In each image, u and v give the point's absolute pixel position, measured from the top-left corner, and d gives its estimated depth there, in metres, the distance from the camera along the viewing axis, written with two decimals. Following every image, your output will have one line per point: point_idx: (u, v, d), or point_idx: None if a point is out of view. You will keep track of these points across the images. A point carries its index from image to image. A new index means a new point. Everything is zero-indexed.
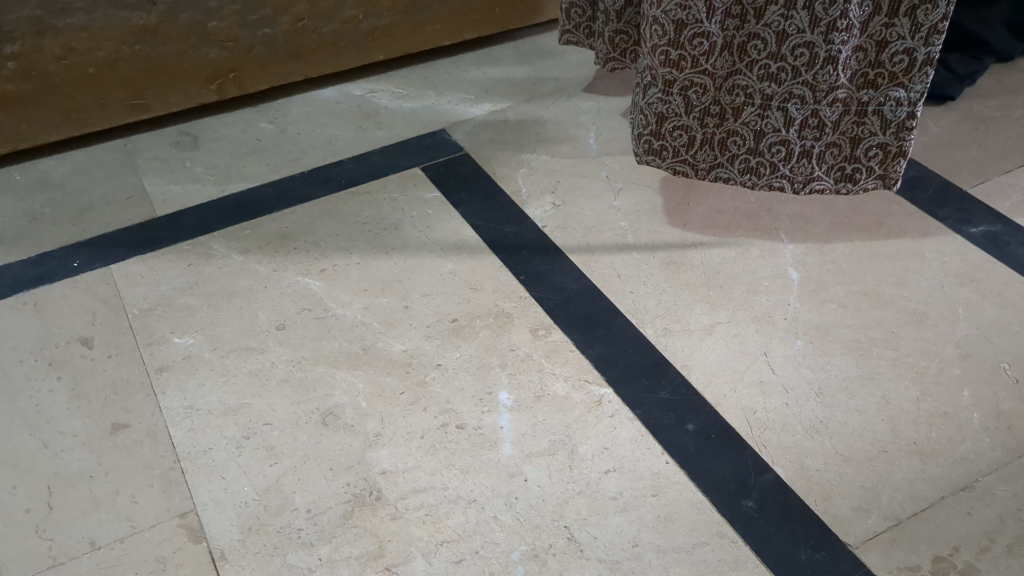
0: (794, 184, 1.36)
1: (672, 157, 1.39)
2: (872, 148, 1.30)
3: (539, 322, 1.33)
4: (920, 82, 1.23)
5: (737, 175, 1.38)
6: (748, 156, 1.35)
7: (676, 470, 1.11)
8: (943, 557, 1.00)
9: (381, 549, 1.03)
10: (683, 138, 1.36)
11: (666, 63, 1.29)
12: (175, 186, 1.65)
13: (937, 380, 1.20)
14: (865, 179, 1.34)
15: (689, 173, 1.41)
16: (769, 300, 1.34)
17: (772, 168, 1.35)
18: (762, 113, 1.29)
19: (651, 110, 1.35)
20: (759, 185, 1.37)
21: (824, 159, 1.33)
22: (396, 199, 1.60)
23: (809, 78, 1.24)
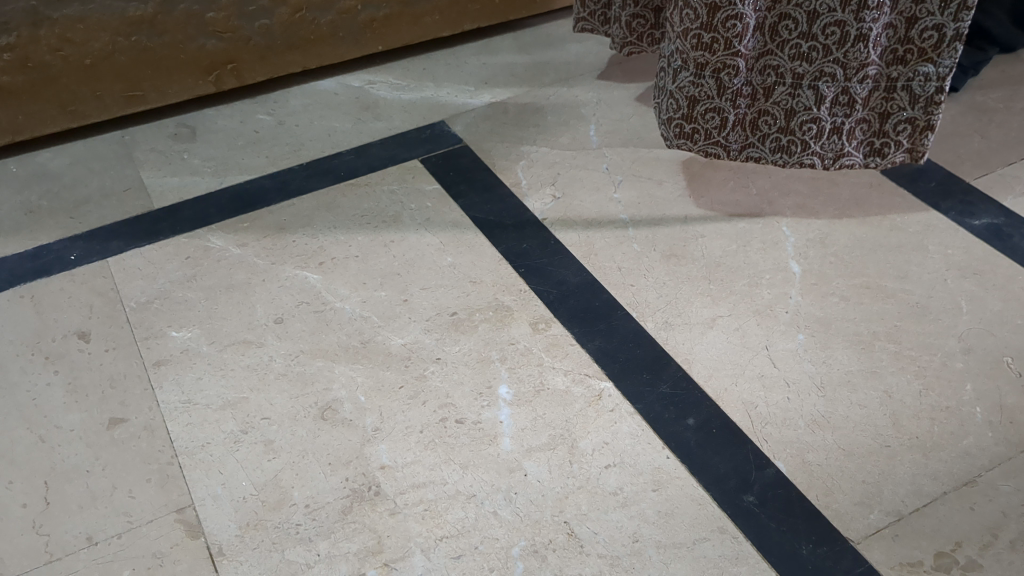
0: (824, 161, 1.35)
1: (704, 139, 1.36)
2: (902, 123, 1.30)
3: (539, 315, 1.32)
4: (949, 57, 1.21)
5: (768, 154, 1.37)
6: (779, 135, 1.34)
7: (677, 464, 1.10)
8: (945, 552, 0.99)
9: (380, 545, 1.03)
10: (715, 120, 1.33)
11: (699, 46, 1.25)
12: (173, 178, 1.64)
13: (940, 374, 1.19)
14: (894, 154, 1.34)
15: (721, 154, 1.38)
16: (771, 293, 1.33)
17: (803, 146, 1.34)
18: (793, 92, 1.29)
19: (683, 93, 1.32)
20: (790, 164, 1.37)
21: (854, 135, 1.32)
22: (395, 191, 1.59)
23: (839, 56, 1.23)
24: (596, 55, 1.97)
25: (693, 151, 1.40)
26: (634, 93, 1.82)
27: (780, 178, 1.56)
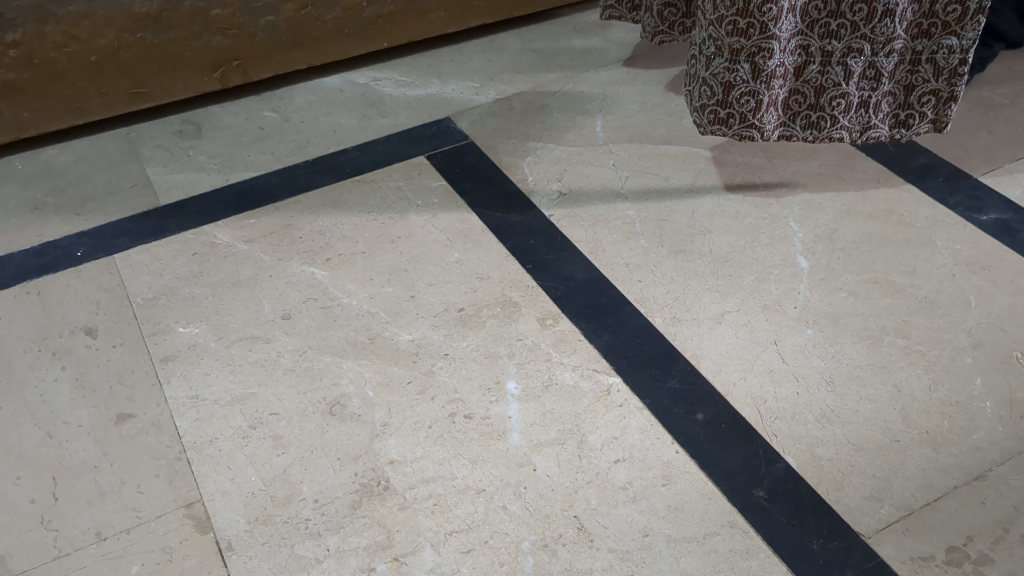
0: (852, 134, 1.37)
1: (739, 123, 1.32)
2: (926, 95, 1.31)
3: (546, 311, 1.32)
4: (973, 30, 1.23)
5: (800, 132, 1.38)
6: (809, 112, 1.35)
7: (687, 459, 1.10)
8: (956, 546, 0.99)
9: (389, 540, 1.03)
10: (751, 103, 1.29)
11: (734, 32, 1.23)
12: (178, 175, 1.64)
13: (950, 368, 1.19)
14: (919, 125, 1.35)
15: (756, 137, 1.35)
16: (779, 288, 1.33)
17: (832, 121, 1.35)
18: (823, 69, 1.30)
19: (717, 80, 1.29)
20: (820, 139, 1.38)
21: (880, 108, 1.34)
22: (401, 187, 1.58)
23: (866, 32, 1.24)
24: (601, 51, 1.96)
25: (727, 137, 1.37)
26: (640, 90, 1.82)
27: (787, 175, 1.56)
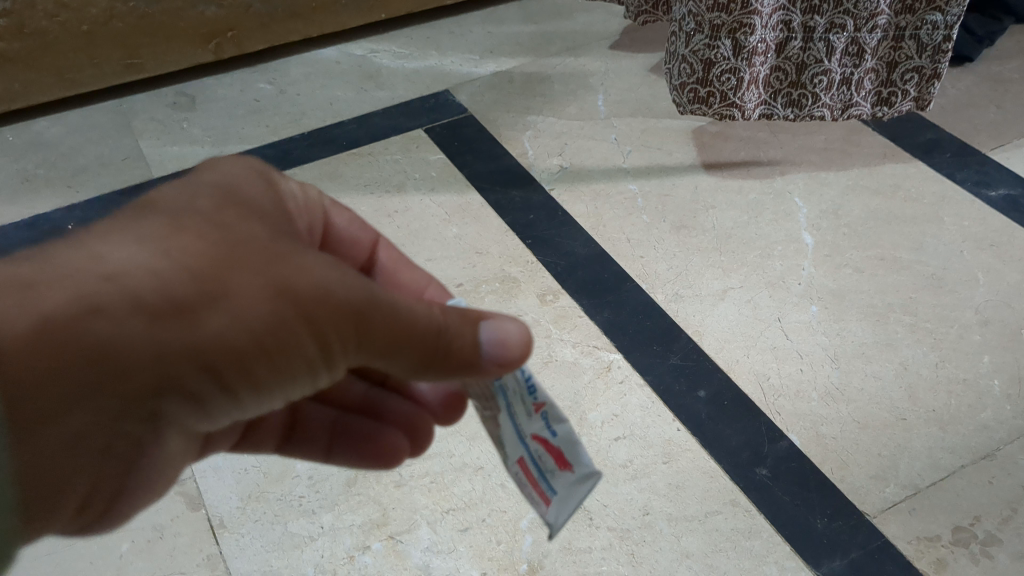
0: (833, 112, 1.35)
1: (719, 102, 1.29)
2: (909, 72, 1.31)
3: (547, 287, 1.29)
4: (957, 6, 1.21)
5: (781, 111, 1.36)
6: (790, 90, 1.33)
7: (688, 437, 1.08)
8: (963, 526, 0.97)
9: (385, 518, 1.01)
10: (732, 81, 1.26)
11: (715, 7, 1.19)
12: (172, 147, 1.61)
13: (957, 347, 1.17)
14: (901, 103, 1.35)
15: (736, 116, 1.32)
16: (783, 265, 1.31)
17: (813, 99, 1.33)
18: (804, 46, 1.27)
19: (696, 57, 1.25)
20: (800, 117, 1.36)
21: (862, 86, 1.32)
22: (399, 160, 1.55)
23: (850, 7, 1.21)
24: (604, 24, 1.93)
25: (707, 116, 1.33)
26: (643, 63, 1.79)
27: (792, 150, 1.53)
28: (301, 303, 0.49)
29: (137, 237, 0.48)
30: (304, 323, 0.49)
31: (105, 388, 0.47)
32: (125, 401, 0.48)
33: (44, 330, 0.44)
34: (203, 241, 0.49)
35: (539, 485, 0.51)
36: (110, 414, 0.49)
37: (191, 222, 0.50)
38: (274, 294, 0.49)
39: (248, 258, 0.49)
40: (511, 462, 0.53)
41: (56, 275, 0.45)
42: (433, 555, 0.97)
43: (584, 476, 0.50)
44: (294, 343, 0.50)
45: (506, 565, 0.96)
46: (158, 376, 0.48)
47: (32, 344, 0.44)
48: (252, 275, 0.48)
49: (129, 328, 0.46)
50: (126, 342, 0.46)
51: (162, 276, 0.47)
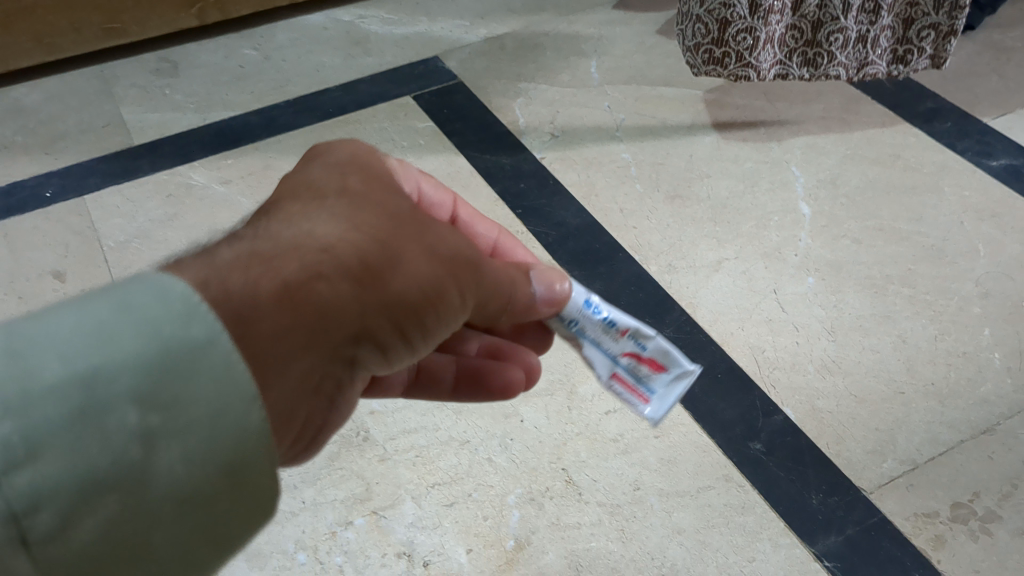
0: (849, 71, 1.32)
1: (736, 63, 1.25)
2: (925, 29, 1.28)
3: (537, 258, 1.26)
4: None
5: (796, 71, 1.33)
6: (806, 49, 1.29)
7: (681, 410, 1.05)
8: (962, 502, 0.95)
9: (368, 492, 0.98)
10: (748, 41, 1.22)
11: None
12: (154, 114, 1.57)
13: (957, 319, 1.14)
14: (917, 61, 1.32)
15: (752, 77, 1.28)
16: (779, 235, 1.27)
17: (829, 58, 1.29)
18: (821, 3, 1.23)
19: (712, 16, 1.22)
20: (816, 77, 1.32)
21: (879, 44, 1.29)
22: (386, 128, 1.51)
23: None
24: None
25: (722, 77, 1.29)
26: (638, 29, 1.74)
27: (789, 119, 1.49)
28: (447, 265, 0.55)
29: (308, 216, 0.51)
30: (451, 281, 0.55)
31: (315, 355, 0.48)
32: (323, 369, 0.50)
33: (285, 301, 0.45)
34: (368, 214, 0.53)
35: (638, 388, 0.62)
36: (311, 385, 0.50)
37: (344, 200, 0.53)
38: (431, 257, 0.54)
39: (410, 233, 0.54)
40: (605, 376, 0.63)
41: (274, 251, 0.47)
42: (418, 531, 0.94)
43: (686, 375, 0.61)
44: (448, 300, 0.55)
45: (492, 541, 0.94)
46: (352, 339, 0.51)
47: (278, 311, 0.45)
48: (415, 241, 0.53)
49: (341, 292, 0.48)
50: (335, 301, 0.48)
51: (352, 245, 0.50)
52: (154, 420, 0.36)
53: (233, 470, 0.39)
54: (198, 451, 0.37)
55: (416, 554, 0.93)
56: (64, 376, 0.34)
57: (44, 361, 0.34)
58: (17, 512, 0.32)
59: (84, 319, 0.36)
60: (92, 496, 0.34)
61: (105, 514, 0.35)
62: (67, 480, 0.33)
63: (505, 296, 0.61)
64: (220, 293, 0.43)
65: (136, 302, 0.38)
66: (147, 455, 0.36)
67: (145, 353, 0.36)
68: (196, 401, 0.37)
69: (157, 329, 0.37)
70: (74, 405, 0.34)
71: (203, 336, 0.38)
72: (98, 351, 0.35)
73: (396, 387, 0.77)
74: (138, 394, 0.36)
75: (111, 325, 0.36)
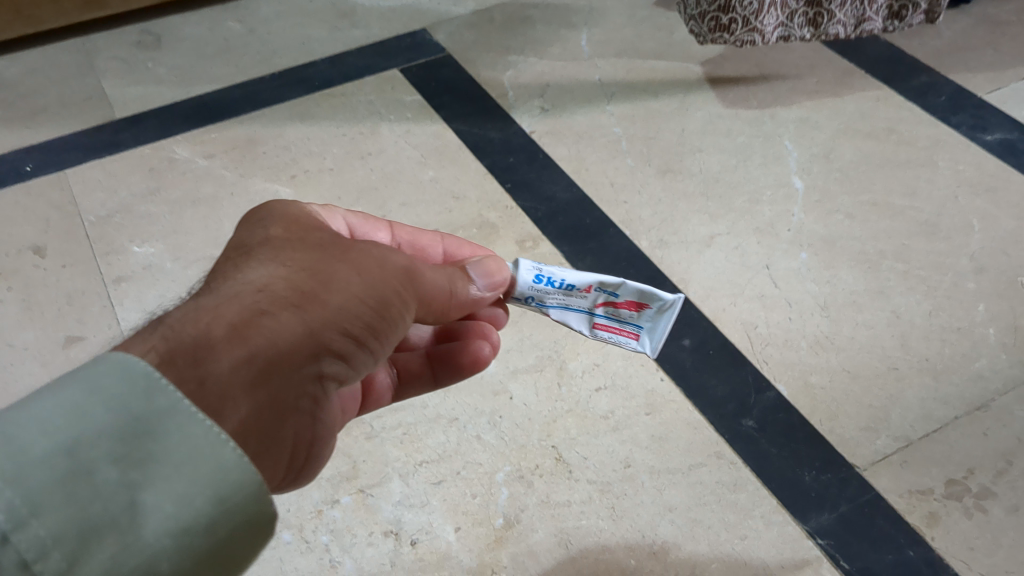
0: (847, 29, 1.32)
1: (742, 28, 1.24)
2: None
3: (526, 233, 1.24)
4: None
5: (797, 31, 1.32)
6: (807, 9, 1.29)
7: (672, 387, 1.04)
8: (957, 479, 0.94)
9: (355, 471, 0.96)
10: (754, 6, 1.20)
11: None
12: (136, 87, 1.54)
13: (951, 295, 1.12)
14: (913, 17, 1.33)
15: (756, 40, 1.27)
16: (772, 210, 1.26)
17: (830, 18, 1.29)
18: None
19: None
20: (817, 37, 1.32)
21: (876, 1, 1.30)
22: (373, 101, 1.48)
23: None
24: None
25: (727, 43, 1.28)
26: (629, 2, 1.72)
27: (782, 93, 1.47)
28: (382, 274, 0.61)
29: (241, 269, 0.56)
30: (390, 287, 0.61)
31: (282, 381, 0.53)
32: (293, 395, 0.55)
33: (233, 343, 0.50)
34: (296, 255, 0.58)
35: (625, 327, 0.75)
36: (289, 411, 0.55)
37: (272, 246, 0.59)
38: (362, 271, 0.60)
39: (340, 257, 0.60)
40: (591, 329, 0.75)
41: (219, 301, 0.52)
42: (406, 509, 0.93)
43: (666, 307, 0.72)
44: (394, 305, 0.62)
45: (481, 519, 0.92)
46: (312, 360, 0.56)
47: (237, 346, 0.50)
48: (343, 262, 0.60)
49: (285, 322, 0.53)
50: (288, 331, 0.53)
51: (283, 281, 0.56)
52: (137, 474, 0.39)
53: (225, 503, 0.41)
54: (188, 488, 0.40)
55: (404, 533, 0.91)
56: (47, 450, 0.37)
57: (29, 439, 0.37)
58: (26, 559, 0.34)
59: (61, 402, 0.39)
60: (93, 538, 0.36)
61: (110, 553, 0.36)
62: (66, 529, 0.35)
63: (432, 295, 0.66)
64: (176, 340, 0.48)
65: (105, 379, 0.41)
66: (137, 499, 0.38)
67: (118, 421, 0.40)
68: (175, 452, 0.40)
69: (127, 400, 0.41)
70: (60, 472, 0.37)
71: (168, 403, 0.42)
72: (72, 425, 0.39)
73: (386, 395, 0.86)
74: (115, 455, 0.39)
75: (85, 402, 0.40)
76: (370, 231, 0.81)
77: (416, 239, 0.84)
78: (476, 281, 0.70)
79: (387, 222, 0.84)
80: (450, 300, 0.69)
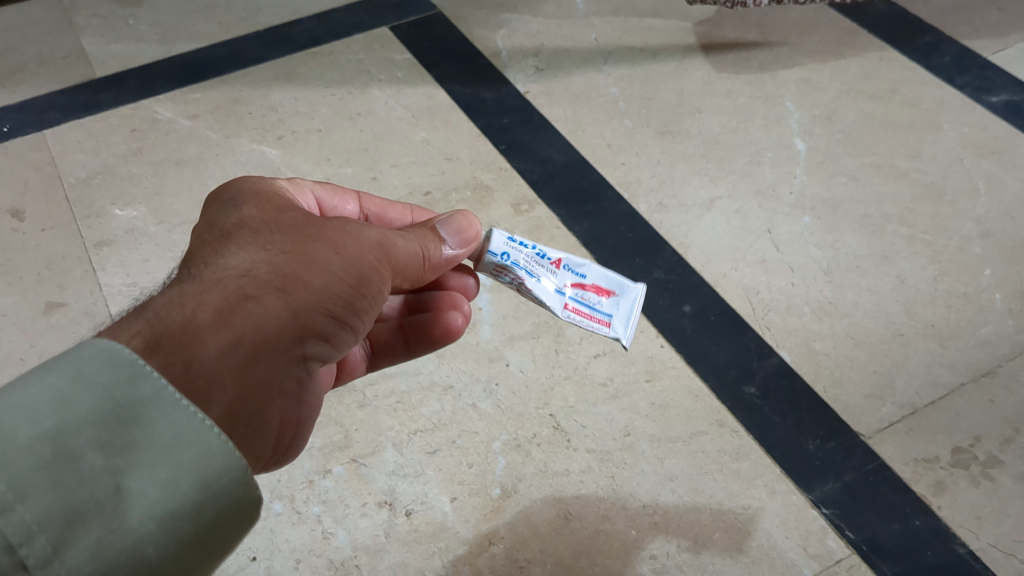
0: None
1: None
2: None
3: (522, 196, 1.20)
4: None
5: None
6: None
7: (672, 354, 1.01)
8: (963, 447, 0.92)
9: (347, 440, 0.93)
10: None
11: None
12: (117, 45, 1.48)
13: (957, 259, 1.10)
14: None
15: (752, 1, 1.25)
16: (773, 172, 1.22)
17: None
18: None
19: None
20: None
21: None
22: (362, 60, 1.44)
23: None
24: None
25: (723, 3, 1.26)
26: None
27: (783, 53, 1.44)
28: (361, 251, 0.62)
29: (221, 251, 0.56)
30: (368, 263, 0.62)
31: (266, 365, 0.54)
32: (279, 376, 0.56)
33: (219, 329, 0.51)
34: (276, 234, 0.59)
35: (595, 314, 0.71)
36: (274, 394, 0.56)
37: (249, 225, 0.59)
38: (340, 250, 0.60)
39: (319, 236, 0.60)
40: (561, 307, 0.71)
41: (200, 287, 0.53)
42: (400, 479, 0.90)
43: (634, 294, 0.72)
44: (373, 280, 0.62)
45: (477, 489, 0.90)
46: (296, 342, 0.57)
47: (221, 333, 0.51)
48: (322, 241, 0.60)
49: (268, 306, 0.54)
50: (270, 315, 0.54)
51: (264, 265, 0.56)
52: (121, 461, 0.39)
53: (209, 487, 0.42)
54: (173, 473, 0.41)
55: (398, 503, 0.89)
56: (33, 437, 0.38)
57: (14, 425, 0.38)
58: (12, 543, 0.35)
59: (45, 388, 0.40)
60: (79, 522, 0.37)
61: (96, 537, 0.37)
62: (51, 514, 0.36)
63: (412, 264, 0.67)
64: (160, 329, 0.49)
65: (87, 367, 0.42)
66: (123, 484, 0.39)
67: (102, 409, 0.40)
68: (159, 439, 0.41)
69: (111, 389, 0.41)
70: (46, 458, 0.37)
71: (151, 392, 0.42)
72: (57, 413, 0.39)
73: (360, 366, 0.84)
74: (100, 442, 0.39)
75: (69, 390, 0.40)
76: (338, 203, 0.78)
77: (384, 211, 0.81)
78: (447, 240, 0.70)
79: (356, 193, 0.80)
80: (424, 264, 0.68)
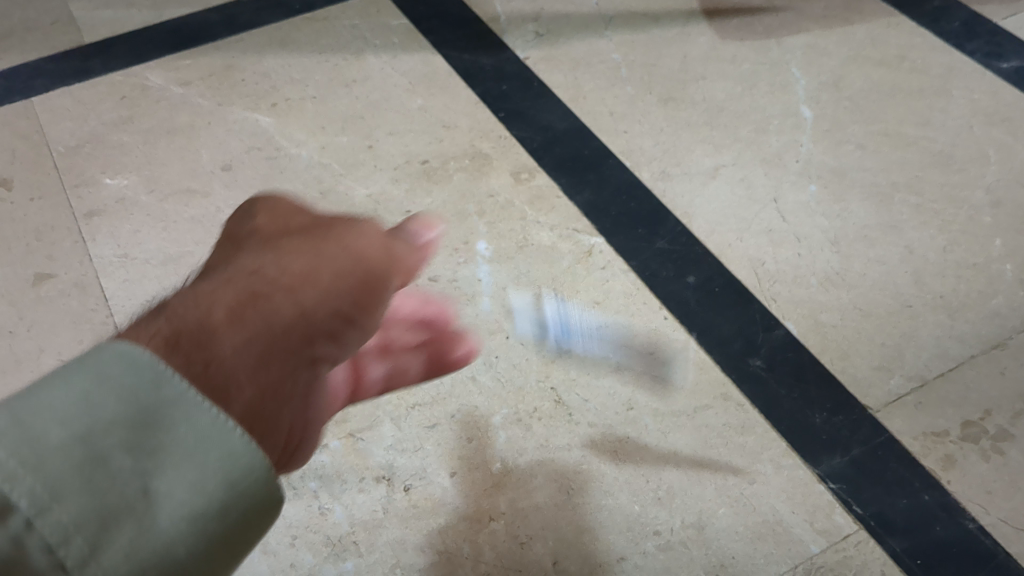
0: None
1: None
2: None
3: (522, 165, 1.17)
4: None
5: None
6: None
7: (675, 326, 0.99)
8: (973, 421, 0.90)
9: (344, 414, 0.91)
10: None
11: None
12: (105, 11, 1.44)
13: (967, 229, 1.07)
14: None
15: None
16: (779, 141, 1.20)
17: None
18: None
19: None
20: None
21: None
22: (357, 26, 1.40)
23: None
24: None
25: None
26: None
27: (788, 18, 1.40)
28: (378, 250, 0.54)
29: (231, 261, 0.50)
30: (389, 259, 0.54)
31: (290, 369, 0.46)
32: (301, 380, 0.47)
33: (231, 324, 0.43)
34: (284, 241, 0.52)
35: None
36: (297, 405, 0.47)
37: (265, 233, 0.54)
38: (354, 248, 0.53)
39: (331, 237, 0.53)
40: None
41: (205, 293, 0.46)
42: (398, 454, 0.89)
43: None
44: (392, 277, 0.54)
45: (477, 464, 0.88)
46: (316, 344, 0.48)
47: (233, 332, 0.43)
48: (335, 242, 0.53)
49: (283, 302, 0.46)
50: (286, 311, 0.46)
51: (273, 269, 0.49)
52: (150, 462, 0.32)
53: (240, 493, 0.35)
54: (206, 471, 0.34)
55: (396, 478, 0.87)
56: (62, 435, 0.31)
57: (41, 422, 0.31)
58: (48, 549, 0.28)
59: (68, 385, 0.33)
60: (111, 525, 0.30)
61: (127, 549, 0.30)
62: (85, 515, 0.29)
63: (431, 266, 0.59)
64: (167, 331, 0.41)
65: (111, 361, 0.35)
66: (155, 481, 0.32)
67: (127, 408, 0.33)
68: (189, 442, 0.34)
69: (136, 386, 0.34)
70: (74, 457, 0.30)
71: (179, 389, 0.35)
72: (79, 408, 0.32)
73: None
74: (126, 444, 0.32)
75: (95, 388, 0.33)
76: None
77: None
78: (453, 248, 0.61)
79: None
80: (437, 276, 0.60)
